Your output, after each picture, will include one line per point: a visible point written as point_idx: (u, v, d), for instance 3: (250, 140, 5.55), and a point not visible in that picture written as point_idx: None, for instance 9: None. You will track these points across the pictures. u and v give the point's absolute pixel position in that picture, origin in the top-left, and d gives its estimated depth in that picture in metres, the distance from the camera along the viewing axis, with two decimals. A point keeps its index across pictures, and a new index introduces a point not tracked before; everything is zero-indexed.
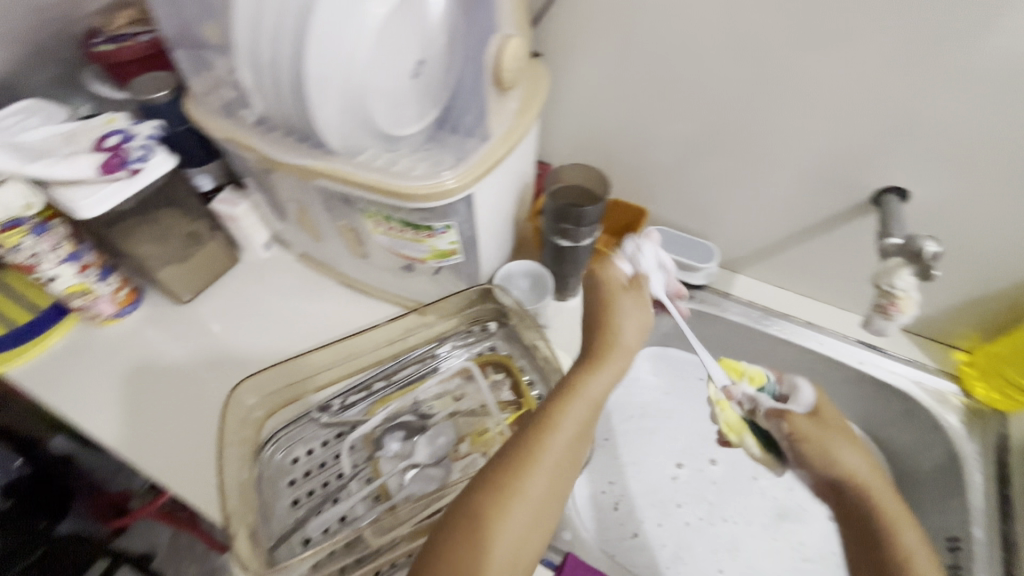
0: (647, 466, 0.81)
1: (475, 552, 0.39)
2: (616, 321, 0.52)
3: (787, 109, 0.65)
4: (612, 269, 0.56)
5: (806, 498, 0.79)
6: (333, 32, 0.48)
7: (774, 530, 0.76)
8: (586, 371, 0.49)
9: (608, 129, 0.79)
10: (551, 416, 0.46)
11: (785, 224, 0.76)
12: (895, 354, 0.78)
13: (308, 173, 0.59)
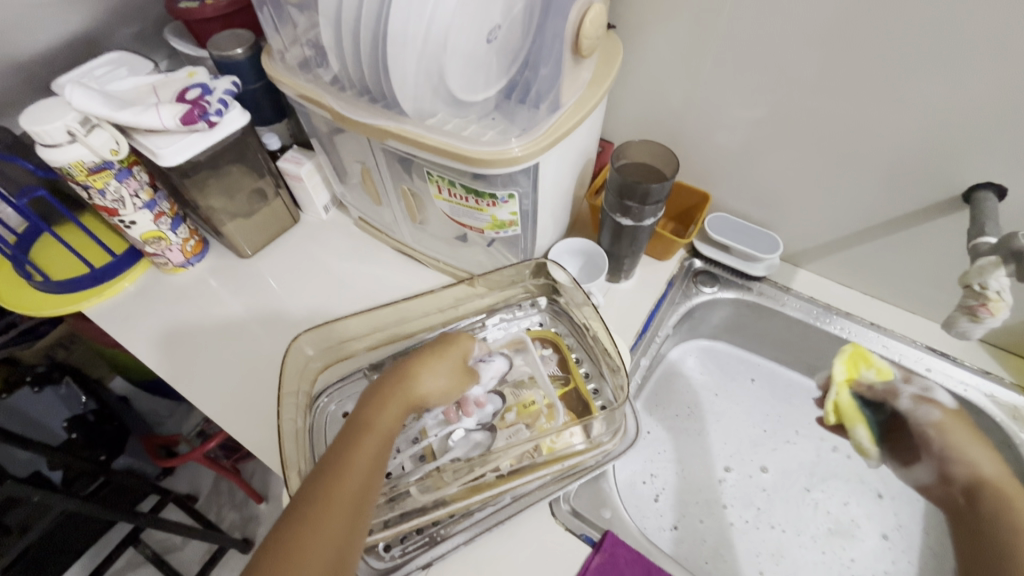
0: (692, 463, 0.80)
1: (325, 497, 0.43)
2: (445, 353, 0.60)
3: (878, 92, 0.60)
4: (464, 338, 0.63)
5: (862, 517, 0.75)
6: None
7: (823, 543, 0.73)
8: (420, 368, 0.57)
9: (673, 108, 0.74)
10: (389, 396, 0.54)
11: (861, 217, 0.71)
12: (968, 364, 0.72)
13: (378, 134, 0.60)
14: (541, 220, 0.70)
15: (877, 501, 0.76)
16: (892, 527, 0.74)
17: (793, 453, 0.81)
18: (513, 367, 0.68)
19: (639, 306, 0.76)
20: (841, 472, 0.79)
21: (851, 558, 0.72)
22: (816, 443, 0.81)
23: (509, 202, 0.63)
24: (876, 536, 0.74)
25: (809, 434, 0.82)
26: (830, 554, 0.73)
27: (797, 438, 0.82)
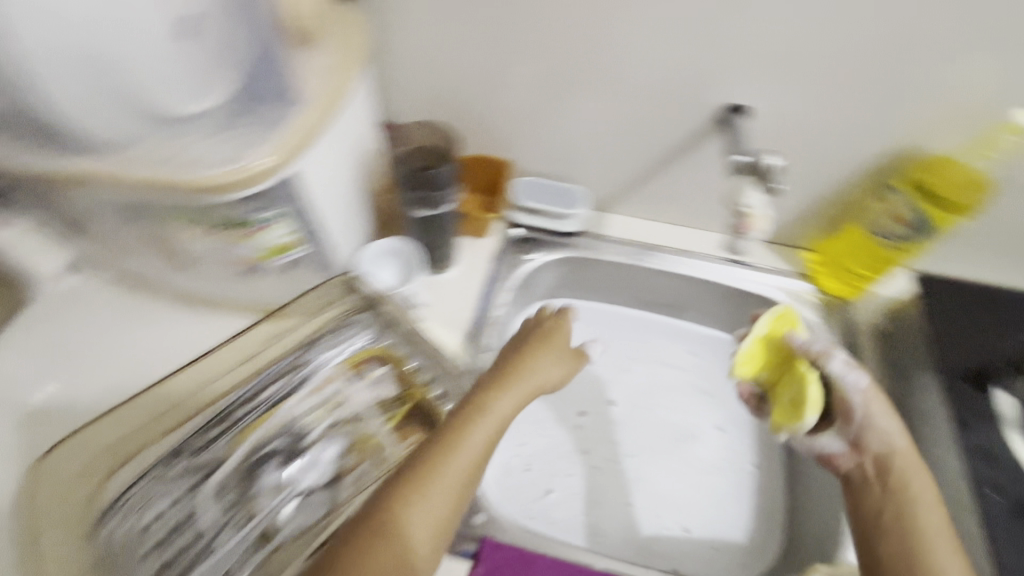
0: (549, 423, 0.78)
1: (425, 485, 0.43)
2: (524, 369, 0.54)
3: (623, 32, 0.62)
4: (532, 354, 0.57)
5: (702, 416, 0.80)
6: None
7: (675, 456, 0.77)
8: (528, 359, 0.56)
9: (450, 77, 0.71)
10: (458, 428, 0.47)
11: (645, 155, 0.74)
12: (757, 265, 0.78)
13: (76, 178, 0.47)
14: (331, 232, 0.61)
15: (712, 400, 0.81)
16: (727, 419, 0.79)
17: (637, 380, 0.82)
18: (344, 403, 0.61)
19: (466, 294, 0.73)
20: (680, 383, 0.82)
21: (701, 462, 0.76)
22: (654, 364, 0.84)
23: (275, 224, 0.55)
24: (716, 433, 0.78)
25: (648, 357, 0.84)
26: (682, 464, 0.76)
27: (638, 365, 0.84)
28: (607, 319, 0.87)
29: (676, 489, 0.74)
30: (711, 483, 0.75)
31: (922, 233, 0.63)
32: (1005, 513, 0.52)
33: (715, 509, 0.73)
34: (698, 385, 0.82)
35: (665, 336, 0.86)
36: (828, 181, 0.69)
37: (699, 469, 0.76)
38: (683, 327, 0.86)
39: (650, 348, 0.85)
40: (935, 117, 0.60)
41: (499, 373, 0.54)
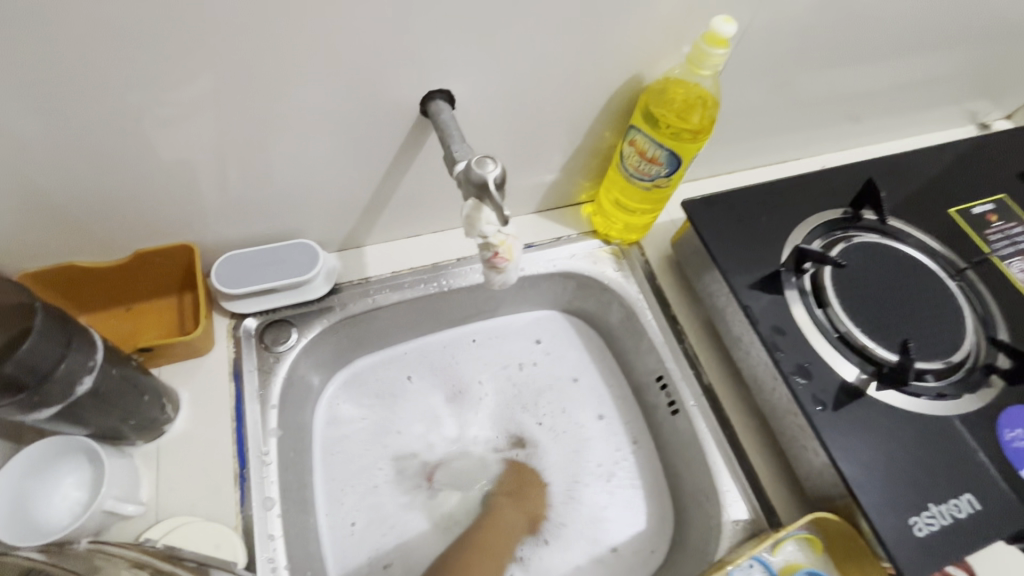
0: (408, 517, 0.62)
1: None
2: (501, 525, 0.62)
3: (245, 41, 0.43)
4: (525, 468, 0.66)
5: (580, 409, 0.70)
6: None
7: (568, 471, 0.67)
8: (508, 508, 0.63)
9: (21, 173, 0.45)
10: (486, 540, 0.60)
11: (364, 175, 0.57)
12: (543, 242, 0.70)
13: None
14: None
15: (574, 390, 0.71)
16: (596, 403, 0.71)
17: (490, 407, 0.69)
18: None
19: (208, 444, 0.52)
20: (536, 388, 0.71)
21: (588, 464, 0.67)
22: (499, 380, 0.71)
23: None
24: (591, 424, 0.69)
25: (490, 375, 0.71)
26: (577, 477, 0.66)
27: (492, 386, 0.70)
28: (430, 353, 0.71)
29: (586, 507, 0.65)
30: (606, 484, 0.66)
31: (670, 166, 0.57)
32: (829, 420, 0.51)
33: (619, 509, 0.65)
34: (554, 380, 0.72)
35: (500, 340, 0.73)
36: (572, 135, 0.62)
37: (590, 473, 0.67)
38: (513, 321, 0.75)
39: (493, 361, 0.72)
40: (645, 37, 0.53)
41: (484, 528, 0.61)
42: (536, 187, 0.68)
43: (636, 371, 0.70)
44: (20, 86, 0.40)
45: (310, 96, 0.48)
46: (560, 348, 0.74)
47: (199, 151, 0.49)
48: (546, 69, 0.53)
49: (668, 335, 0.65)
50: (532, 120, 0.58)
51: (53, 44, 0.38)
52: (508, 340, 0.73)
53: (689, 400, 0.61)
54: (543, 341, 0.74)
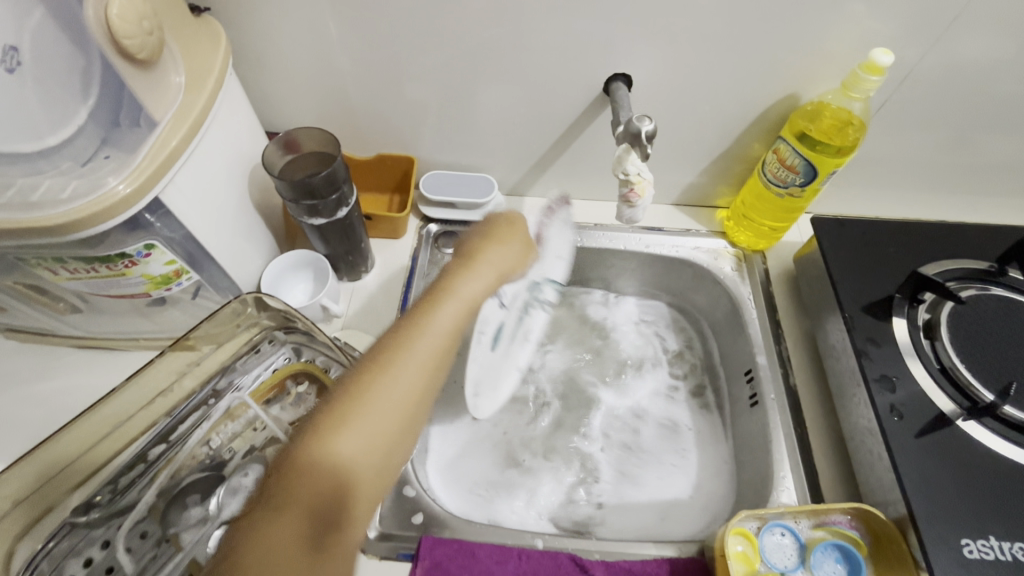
0: (489, 314, 0.53)
1: (374, 371, 0.43)
2: (443, 295, 0.49)
3: (501, 23, 0.60)
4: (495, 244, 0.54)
5: (676, 402, 0.77)
6: None
7: (664, 446, 0.73)
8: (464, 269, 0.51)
9: (338, 83, 0.68)
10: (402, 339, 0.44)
11: (546, 136, 0.73)
12: (672, 229, 0.80)
13: None
14: (232, 267, 0.61)
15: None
16: (680, 391, 0.78)
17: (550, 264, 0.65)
18: (263, 427, 0.61)
19: (384, 296, 0.72)
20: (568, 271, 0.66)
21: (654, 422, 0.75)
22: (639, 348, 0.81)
23: (153, 254, 0.50)
24: (657, 398, 0.77)
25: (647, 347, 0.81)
26: (670, 458, 0.72)
27: (647, 348, 0.81)
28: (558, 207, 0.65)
29: (654, 485, 0.69)
30: (654, 441, 0.73)
31: (805, 175, 0.64)
32: (904, 432, 0.54)
33: (677, 474, 0.70)
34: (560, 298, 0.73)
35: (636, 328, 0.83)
36: (724, 140, 0.72)
37: (663, 447, 0.73)
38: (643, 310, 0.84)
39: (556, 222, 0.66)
40: (810, 64, 0.61)
41: (411, 319, 0.46)
42: (680, 180, 0.79)
43: (727, 364, 0.76)
44: (364, 28, 0.61)
45: (531, 67, 0.64)
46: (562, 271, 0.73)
47: (442, 94, 0.69)
48: (721, 76, 0.64)
49: (768, 336, 0.70)
50: (690, 119, 0.69)
51: (390, 4, 0.59)
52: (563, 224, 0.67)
53: (771, 394, 0.66)
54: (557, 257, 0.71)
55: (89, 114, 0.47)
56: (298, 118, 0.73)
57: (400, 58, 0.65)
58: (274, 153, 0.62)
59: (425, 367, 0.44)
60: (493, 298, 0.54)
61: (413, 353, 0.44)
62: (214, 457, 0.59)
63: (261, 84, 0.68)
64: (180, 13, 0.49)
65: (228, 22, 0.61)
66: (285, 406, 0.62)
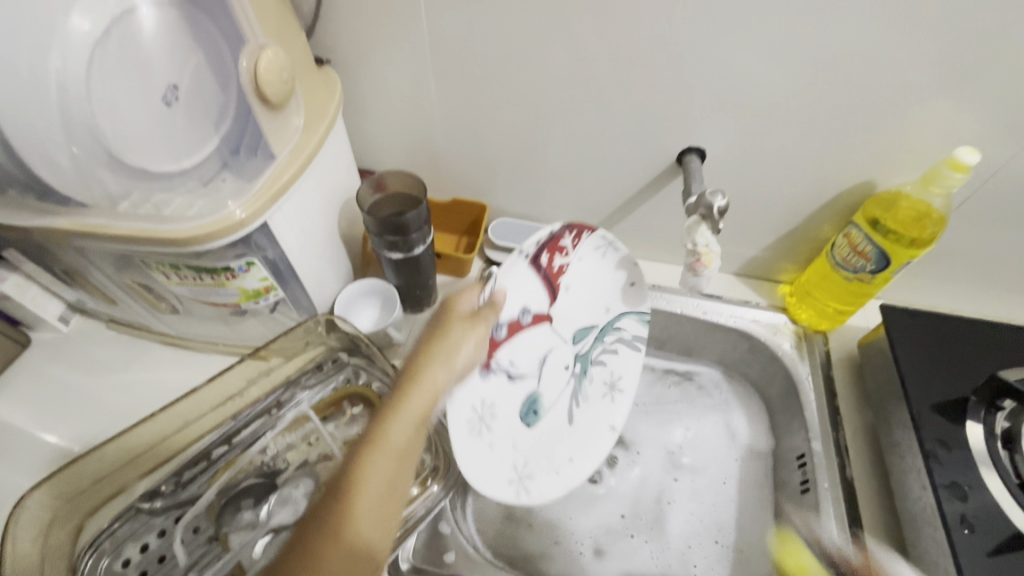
0: (488, 398, 0.59)
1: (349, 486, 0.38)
2: (415, 383, 0.45)
3: (586, 93, 0.64)
4: (455, 313, 0.52)
5: (728, 474, 0.74)
6: (103, 78, 0.44)
7: (709, 521, 0.70)
8: (429, 348, 0.48)
9: (428, 132, 0.75)
10: (396, 397, 0.43)
11: (614, 196, 0.76)
12: (732, 299, 0.79)
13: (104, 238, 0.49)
14: (312, 288, 0.66)
15: (631, 339, 0.67)
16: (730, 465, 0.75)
17: (579, 305, 0.66)
18: (318, 441, 0.65)
19: None
20: (597, 311, 0.67)
21: (696, 491, 0.73)
22: (695, 415, 0.79)
23: (252, 270, 0.56)
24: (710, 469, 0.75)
25: (704, 415, 0.79)
26: (714, 537, 0.69)
27: (704, 417, 0.79)
28: (563, 235, 0.62)
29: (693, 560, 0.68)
30: (701, 518, 0.71)
31: (877, 263, 0.64)
32: (975, 547, 0.50)
33: (716, 549, 0.68)
34: (633, 325, 0.68)
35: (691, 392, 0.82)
36: (792, 217, 0.72)
37: (710, 524, 0.70)
38: (705, 374, 0.83)
39: (587, 256, 0.65)
40: (889, 152, 0.61)
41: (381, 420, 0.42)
42: (743, 251, 0.80)
43: (778, 445, 0.73)
44: (462, 88, 0.68)
45: (609, 134, 0.68)
46: (638, 293, 0.67)
47: (522, 150, 0.74)
48: (795, 157, 0.65)
49: (825, 422, 0.67)
50: (759, 193, 0.71)
51: (488, 69, 0.65)
52: (597, 247, 0.65)
53: (825, 483, 0.63)
54: (626, 281, 0.67)
55: (218, 141, 0.53)
56: (387, 158, 0.80)
57: (489, 116, 0.70)
58: (365, 191, 0.67)
59: (399, 467, 0.40)
60: (480, 377, 0.58)
61: (387, 459, 0.40)
62: (270, 466, 0.62)
63: (359, 124, 0.75)
64: (307, 64, 0.57)
65: (343, 71, 0.68)
66: (338, 425, 0.66)
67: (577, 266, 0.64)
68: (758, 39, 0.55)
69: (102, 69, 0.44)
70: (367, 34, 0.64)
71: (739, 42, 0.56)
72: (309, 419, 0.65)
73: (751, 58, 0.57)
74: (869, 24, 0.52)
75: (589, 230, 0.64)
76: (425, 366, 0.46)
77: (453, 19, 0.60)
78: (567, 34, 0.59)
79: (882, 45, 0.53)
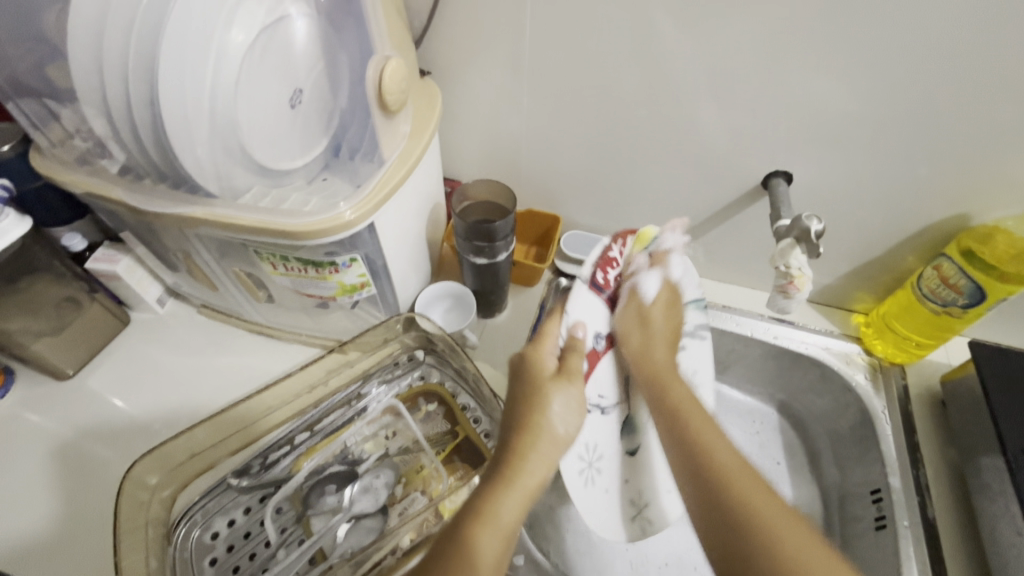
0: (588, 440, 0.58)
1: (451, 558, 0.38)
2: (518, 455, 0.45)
3: (678, 112, 0.65)
4: (542, 364, 0.51)
5: (778, 503, 0.74)
6: (248, 81, 0.47)
7: None
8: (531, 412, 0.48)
9: (512, 144, 0.77)
10: (508, 475, 0.44)
11: (690, 216, 0.77)
12: (804, 325, 0.78)
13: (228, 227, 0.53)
14: (397, 287, 0.69)
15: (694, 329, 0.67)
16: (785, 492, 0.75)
17: None
18: (396, 435, 0.65)
19: (513, 338, 0.78)
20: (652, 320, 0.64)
21: None
22: (746, 441, 0.80)
23: (353, 266, 0.59)
24: None
25: (756, 442, 0.80)
26: None
27: (756, 444, 0.80)
28: (609, 249, 0.61)
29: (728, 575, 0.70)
30: None
31: (970, 297, 0.63)
32: None
33: None
34: (693, 314, 0.68)
35: (742, 418, 0.83)
36: (877, 245, 0.71)
37: None
38: (758, 402, 0.84)
39: (633, 265, 0.63)
40: (990, 186, 0.60)
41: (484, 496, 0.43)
42: (819, 278, 0.79)
43: (847, 478, 0.71)
44: (553, 103, 0.70)
45: (694, 153, 0.69)
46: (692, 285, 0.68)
47: (601, 165, 0.75)
48: (887, 185, 0.64)
49: (904, 459, 0.65)
50: (842, 220, 0.70)
51: (581, 86, 0.67)
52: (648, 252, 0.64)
53: (904, 520, 0.61)
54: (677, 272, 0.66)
55: (326, 143, 0.58)
56: (468, 166, 0.83)
57: (573, 132, 0.72)
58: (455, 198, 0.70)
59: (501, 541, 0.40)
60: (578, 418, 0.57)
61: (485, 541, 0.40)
62: (350, 456, 0.63)
63: (445, 132, 0.78)
64: (414, 75, 0.60)
65: (439, 80, 0.71)
66: (415, 419, 0.66)
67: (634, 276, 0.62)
68: (867, 65, 0.55)
69: (249, 73, 0.47)
70: (468, 47, 0.67)
71: (842, 69, 0.56)
72: (387, 413, 0.66)
73: (855, 84, 0.57)
74: (985, 56, 0.51)
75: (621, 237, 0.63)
76: (539, 436, 0.47)
77: (554, 36, 0.63)
78: (667, 54, 0.60)
79: (997, 77, 0.52)
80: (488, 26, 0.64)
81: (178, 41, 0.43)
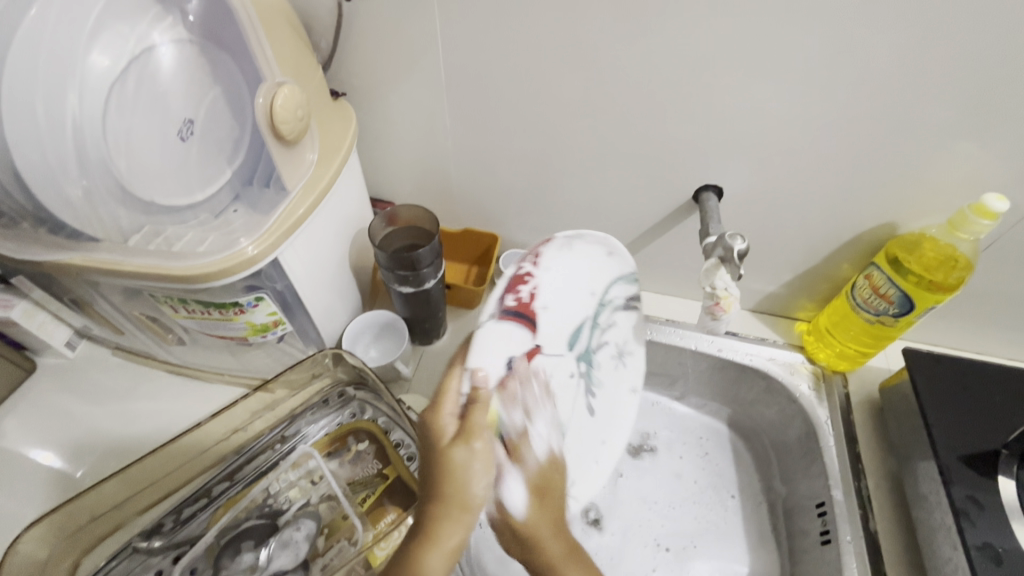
0: None
1: None
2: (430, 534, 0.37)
3: (605, 128, 0.64)
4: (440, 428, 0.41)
5: (698, 526, 0.72)
6: (120, 109, 0.45)
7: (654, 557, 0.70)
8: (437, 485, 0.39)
9: (442, 164, 0.74)
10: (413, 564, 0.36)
11: (628, 231, 0.76)
12: (749, 338, 0.76)
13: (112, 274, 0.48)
14: (321, 321, 0.65)
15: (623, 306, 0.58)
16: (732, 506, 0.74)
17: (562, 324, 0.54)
18: (323, 480, 0.61)
19: None
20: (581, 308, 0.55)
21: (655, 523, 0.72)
22: (691, 460, 0.78)
23: (260, 305, 0.54)
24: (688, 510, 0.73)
25: (703, 462, 0.78)
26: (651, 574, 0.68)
27: (703, 463, 0.78)
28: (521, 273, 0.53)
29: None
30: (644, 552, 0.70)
31: (901, 306, 0.63)
32: None
33: None
34: (618, 290, 0.58)
35: (696, 438, 0.80)
36: (812, 254, 0.71)
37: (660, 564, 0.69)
38: (723, 425, 0.81)
39: (553, 269, 0.55)
40: (913, 195, 0.60)
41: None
42: (760, 287, 0.78)
43: (793, 491, 0.70)
44: (479, 122, 0.67)
45: (625, 169, 0.67)
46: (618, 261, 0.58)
47: (535, 183, 0.73)
48: (816, 196, 0.64)
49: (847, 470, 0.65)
50: (776, 231, 0.70)
51: (505, 104, 0.64)
52: (560, 247, 0.56)
53: (847, 535, 0.60)
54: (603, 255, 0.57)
55: (231, 175, 0.53)
56: (400, 188, 0.80)
57: (502, 151, 0.70)
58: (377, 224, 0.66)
59: None
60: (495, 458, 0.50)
61: None
62: (273, 504, 0.60)
63: (372, 153, 0.75)
64: (323, 99, 0.57)
65: (358, 101, 0.68)
66: (343, 461, 0.63)
67: (557, 281, 0.55)
68: (784, 78, 0.54)
69: (121, 103, 0.45)
70: (385, 67, 0.64)
71: (761, 82, 0.55)
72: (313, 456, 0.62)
73: (775, 98, 0.56)
74: (898, 67, 0.51)
75: (541, 243, 0.56)
76: (452, 507, 0.38)
77: (472, 54, 0.60)
78: (588, 71, 0.58)
79: (910, 86, 0.52)
80: (402, 44, 0.61)
81: (21, 68, 0.40)
